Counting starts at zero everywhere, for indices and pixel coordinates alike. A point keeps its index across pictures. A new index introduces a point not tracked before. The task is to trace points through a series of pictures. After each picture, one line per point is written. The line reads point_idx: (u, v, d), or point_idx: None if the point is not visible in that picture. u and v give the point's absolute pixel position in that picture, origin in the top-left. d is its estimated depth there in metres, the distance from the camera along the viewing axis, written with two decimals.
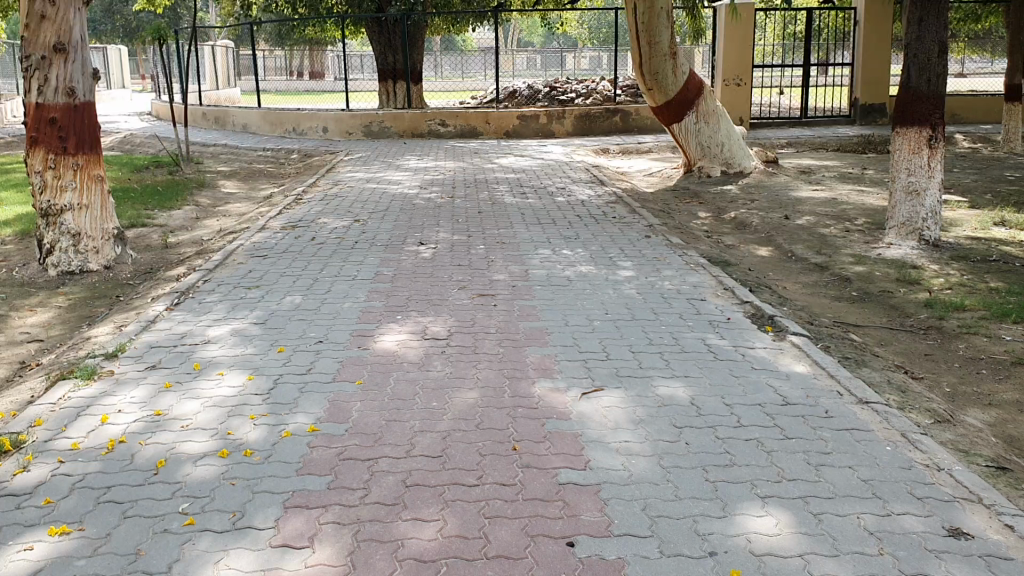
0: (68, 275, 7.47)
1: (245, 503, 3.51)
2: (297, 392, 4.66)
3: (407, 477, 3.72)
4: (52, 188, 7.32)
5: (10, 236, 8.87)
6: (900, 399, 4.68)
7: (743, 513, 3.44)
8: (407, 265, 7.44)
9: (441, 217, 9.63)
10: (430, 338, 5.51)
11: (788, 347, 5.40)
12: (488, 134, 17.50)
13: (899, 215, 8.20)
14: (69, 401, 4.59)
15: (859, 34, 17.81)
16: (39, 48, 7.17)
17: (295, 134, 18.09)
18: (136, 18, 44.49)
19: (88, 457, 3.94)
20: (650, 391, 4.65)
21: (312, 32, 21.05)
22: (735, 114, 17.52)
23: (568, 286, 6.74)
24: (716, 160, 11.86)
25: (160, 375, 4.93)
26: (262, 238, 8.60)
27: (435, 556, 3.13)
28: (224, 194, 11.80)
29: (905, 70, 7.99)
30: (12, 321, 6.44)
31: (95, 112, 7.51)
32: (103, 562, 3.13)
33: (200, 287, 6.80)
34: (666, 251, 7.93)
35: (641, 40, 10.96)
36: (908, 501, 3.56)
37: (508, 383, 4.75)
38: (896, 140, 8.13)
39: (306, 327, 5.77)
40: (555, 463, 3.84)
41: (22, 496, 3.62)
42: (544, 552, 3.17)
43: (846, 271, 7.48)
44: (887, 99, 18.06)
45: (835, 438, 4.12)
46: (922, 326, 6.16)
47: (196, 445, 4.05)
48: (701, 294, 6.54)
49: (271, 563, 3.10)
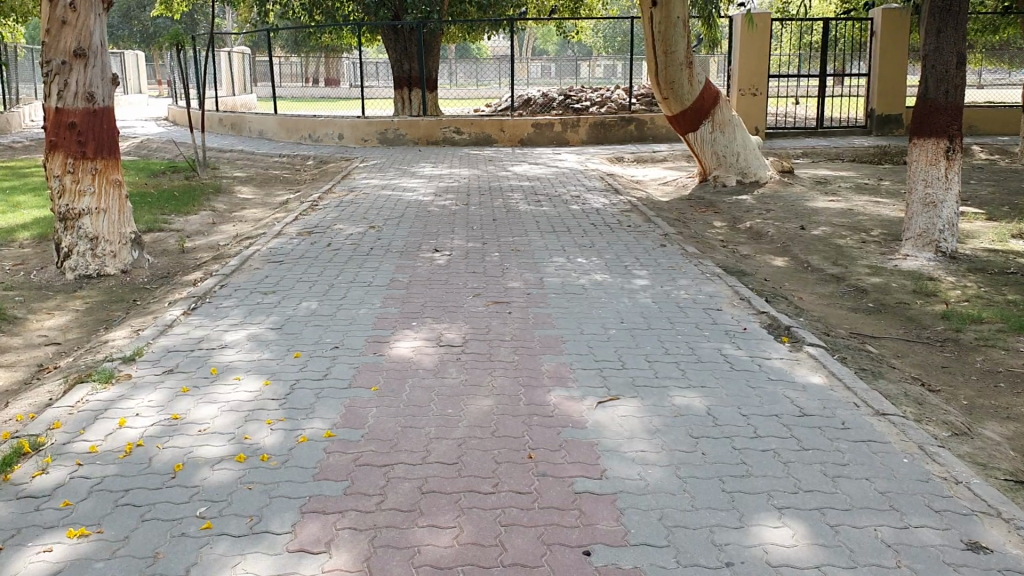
0: (85, 279, 7.52)
1: (262, 508, 3.53)
2: (315, 397, 4.68)
3: (423, 484, 3.73)
4: (70, 192, 7.36)
5: (28, 240, 8.94)
6: (916, 411, 4.67)
7: (759, 523, 3.43)
8: (421, 272, 7.48)
9: (455, 223, 9.66)
10: (445, 346, 5.52)
11: (805, 358, 5.39)
12: (502, 141, 17.51)
13: (916, 227, 8.17)
14: (86, 405, 4.61)
15: (876, 46, 17.68)
16: (59, 53, 7.23)
17: (311, 141, 18.09)
18: (153, 23, 45.05)
19: (105, 460, 3.97)
20: (666, 401, 4.64)
21: (329, 39, 21.19)
22: (751, 124, 17.45)
23: (583, 294, 6.76)
24: (732, 170, 11.85)
25: (178, 380, 4.95)
26: (278, 244, 8.64)
27: (452, 564, 3.14)
28: (241, 201, 11.85)
29: (923, 81, 7.95)
30: (30, 324, 6.48)
31: (115, 116, 7.56)
32: (121, 565, 3.14)
33: (217, 292, 6.83)
34: (682, 260, 7.93)
35: (657, 49, 10.92)
36: (927, 514, 3.53)
37: (523, 392, 4.75)
38: (913, 151, 8.10)
39: (322, 332, 5.79)
40: (571, 471, 3.84)
41: (41, 499, 3.64)
42: (561, 560, 3.17)
43: (862, 283, 7.47)
44: (903, 110, 17.96)
45: (851, 450, 4.10)
46: (939, 338, 6.14)
47: (213, 449, 4.06)
48: (717, 304, 6.54)
49: (288, 567, 3.11)
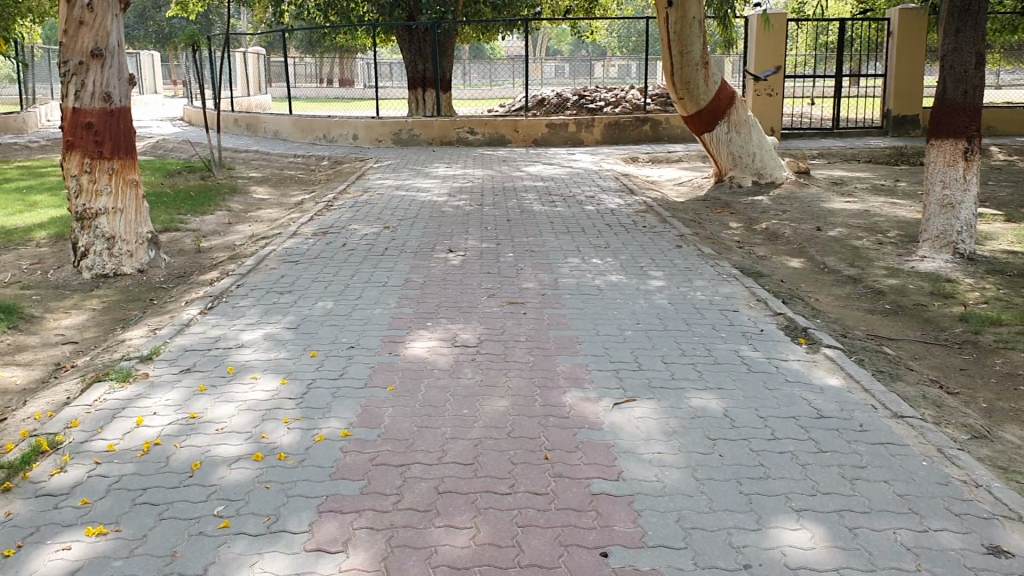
0: (102, 278, 7.56)
1: (279, 507, 3.53)
2: (331, 396, 4.69)
3: (439, 484, 3.72)
4: (87, 192, 7.40)
5: (45, 239, 8.99)
6: (935, 414, 4.64)
7: (777, 525, 3.41)
8: (436, 272, 7.48)
9: (470, 224, 9.67)
10: (460, 346, 5.52)
11: (822, 359, 5.36)
12: (516, 141, 17.50)
13: (933, 228, 8.12)
14: (104, 404, 4.63)
15: (892, 46, 17.60)
16: (76, 54, 7.28)
17: (325, 141, 18.12)
18: (168, 24, 45.23)
19: (123, 459, 3.98)
20: (683, 403, 4.63)
21: (343, 40, 21.23)
22: (766, 125, 17.38)
23: (598, 295, 6.75)
24: (748, 171, 11.80)
25: (195, 378, 4.98)
26: (293, 244, 8.66)
27: (469, 564, 3.13)
28: (256, 201, 11.88)
29: (941, 82, 7.90)
30: (47, 323, 6.52)
31: (131, 116, 7.59)
32: (139, 563, 3.15)
33: (233, 292, 6.85)
34: (698, 261, 7.91)
35: (673, 50, 10.89)
36: (946, 517, 3.51)
37: (539, 392, 4.75)
38: (930, 152, 8.06)
39: (338, 332, 5.80)
40: (587, 472, 3.83)
41: (59, 497, 3.66)
42: (578, 561, 3.16)
43: (879, 284, 7.43)
44: (920, 111, 17.86)
45: (869, 452, 4.08)
46: (957, 340, 6.10)
47: (230, 448, 4.07)
48: (734, 306, 6.51)
49: (306, 566, 3.11)
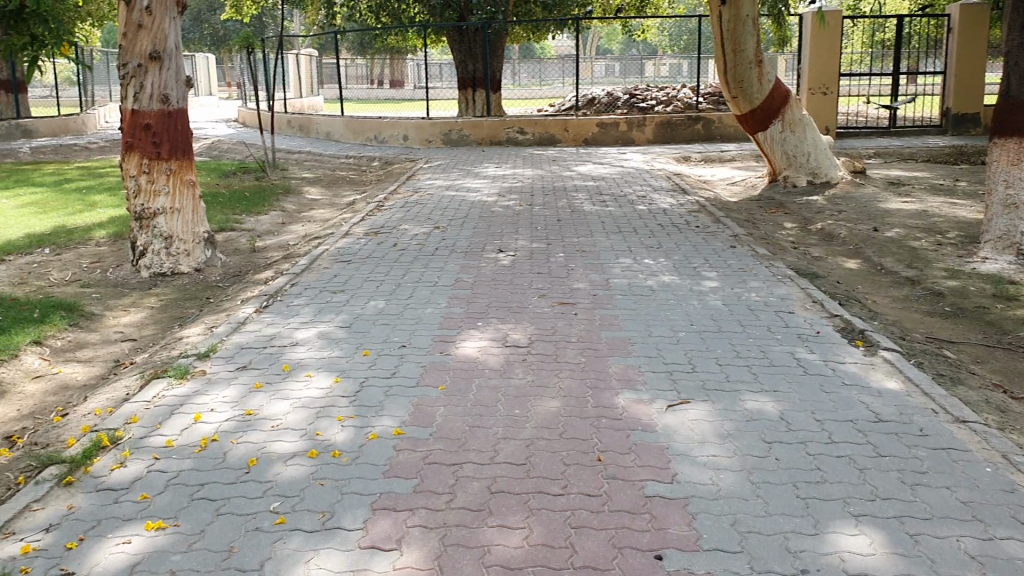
0: (160, 276, 7.70)
1: (334, 504, 3.56)
2: (384, 395, 4.71)
3: (492, 484, 3.72)
4: (146, 192, 7.55)
5: (105, 238, 9.18)
6: (998, 419, 4.52)
7: (835, 531, 3.35)
8: (486, 272, 7.49)
9: (520, 224, 9.66)
10: (511, 346, 5.51)
11: (880, 362, 5.26)
12: (566, 141, 17.45)
13: (996, 229, 7.92)
14: (162, 400, 4.71)
15: (952, 43, 17.22)
16: (135, 56, 7.39)
17: (376, 141, 18.23)
18: (223, 27, 45.91)
19: (181, 454, 4.05)
20: (738, 405, 4.57)
21: (394, 41, 21.37)
22: (821, 124, 17.11)
23: (650, 296, 6.70)
24: (802, 170, 11.63)
25: (250, 376, 5.04)
26: (345, 243, 8.73)
27: (522, 565, 3.12)
28: (308, 201, 12.00)
29: (1005, 79, 7.69)
30: (107, 321, 6.66)
31: (188, 117, 7.70)
32: (197, 558, 3.20)
33: (287, 291, 6.93)
34: (751, 262, 7.81)
35: (726, 48, 10.77)
36: (1012, 526, 3.41)
37: (591, 394, 4.72)
38: (993, 151, 7.86)
39: (390, 331, 5.83)
40: (641, 474, 3.80)
41: (120, 491, 3.73)
42: (632, 563, 3.13)
43: (938, 286, 7.27)
44: (980, 110, 17.38)
45: (930, 457, 3.98)
46: (1021, 343, 5.94)
47: (285, 445, 4.12)
48: (789, 307, 6.42)
49: (360, 564, 3.12)
